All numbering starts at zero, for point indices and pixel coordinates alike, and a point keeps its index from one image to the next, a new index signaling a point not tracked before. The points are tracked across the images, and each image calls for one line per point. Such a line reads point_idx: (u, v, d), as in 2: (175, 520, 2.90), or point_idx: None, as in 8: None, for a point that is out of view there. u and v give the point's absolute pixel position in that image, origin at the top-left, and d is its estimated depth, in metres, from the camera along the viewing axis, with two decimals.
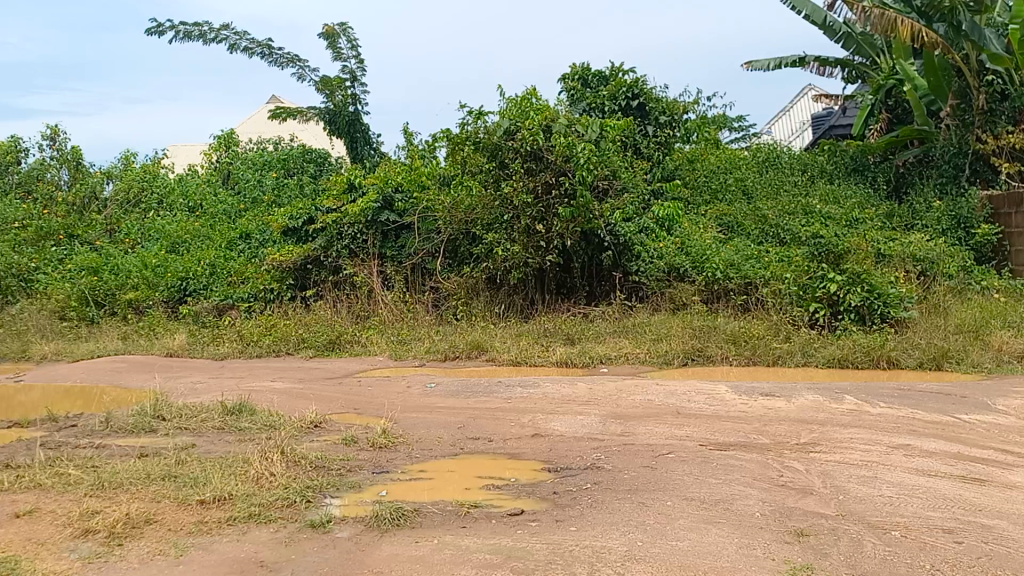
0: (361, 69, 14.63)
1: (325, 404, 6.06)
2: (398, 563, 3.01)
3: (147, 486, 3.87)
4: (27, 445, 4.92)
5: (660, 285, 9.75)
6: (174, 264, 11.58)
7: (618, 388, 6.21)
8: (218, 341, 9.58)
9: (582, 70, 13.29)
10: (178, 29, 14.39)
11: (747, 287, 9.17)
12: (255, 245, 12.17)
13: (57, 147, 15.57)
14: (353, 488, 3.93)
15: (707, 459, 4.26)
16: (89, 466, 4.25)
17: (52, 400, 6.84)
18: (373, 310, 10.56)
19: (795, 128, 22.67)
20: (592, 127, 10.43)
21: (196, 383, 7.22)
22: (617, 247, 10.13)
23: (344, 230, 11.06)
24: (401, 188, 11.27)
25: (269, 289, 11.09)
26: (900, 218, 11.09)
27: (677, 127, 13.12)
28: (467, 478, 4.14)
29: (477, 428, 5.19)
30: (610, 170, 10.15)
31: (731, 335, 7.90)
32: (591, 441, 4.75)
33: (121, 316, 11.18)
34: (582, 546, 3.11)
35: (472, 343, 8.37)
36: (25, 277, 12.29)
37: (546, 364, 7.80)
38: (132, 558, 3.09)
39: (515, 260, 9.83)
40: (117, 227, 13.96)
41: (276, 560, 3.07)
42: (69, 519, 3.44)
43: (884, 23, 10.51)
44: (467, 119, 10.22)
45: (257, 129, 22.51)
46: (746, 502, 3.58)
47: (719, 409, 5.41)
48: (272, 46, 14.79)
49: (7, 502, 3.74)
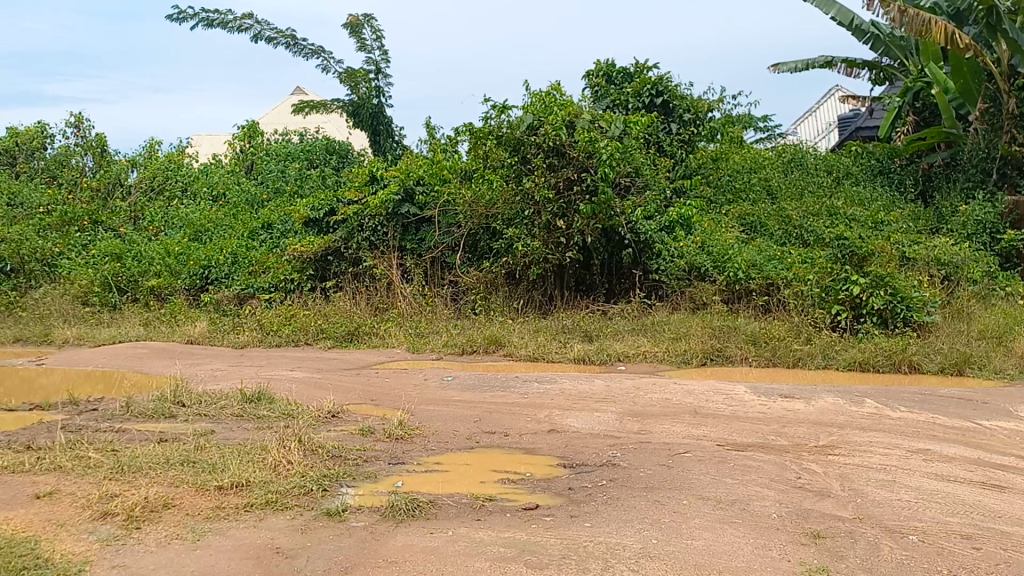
0: (384, 60, 14.59)
1: (342, 395, 6.08)
2: (411, 553, 3.02)
3: (165, 471, 3.90)
4: (48, 428, 4.97)
5: (680, 284, 9.79)
6: (196, 252, 11.68)
7: (635, 385, 6.19)
8: (238, 329, 9.64)
9: (607, 66, 13.17)
10: (199, 18, 14.43)
11: (768, 288, 9.15)
12: (277, 235, 12.17)
13: (83, 135, 15.70)
14: (368, 479, 3.95)
15: (724, 459, 4.24)
16: (108, 450, 4.29)
17: (73, 384, 6.91)
18: (392, 302, 10.57)
19: (822, 128, 22.50)
20: (615, 124, 10.35)
21: (216, 371, 7.28)
22: (638, 245, 10.01)
23: (365, 222, 11.10)
24: (422, 181, 11.22)
25: (290, 280, 11.16)
26: (925, 222, 11.02)
27: (701, 126, 13.01)
28: (482, 471, 4.14)
29: (493, 422, 5.20)
30: (632, 167, 10.12)
31: (751, 335, 7.86)
32: (607, 438, 4.74)
33: (144, 303, 11.29)
34: (596, 542, 3.10)
35: (490, 338, 8.38)
36: (48, 262, 12.38)
37: (563, 360, 7.80)
38: (149, 541, 3.12)
39: (535, 255, 9.78)
40: (141, 215, 14.09)
41: (291, 547, 3.08)
42: (88, 502, 3.48)
43: (919, 24, 10.37)
44: (490, 113, 10.24)
45: (281, 121, 22.52)
46: (763, 502, 3.56)
47: (737, 410, 5.39)
48: (296, 37, 14.82)
49: (28, 483, 3.78)
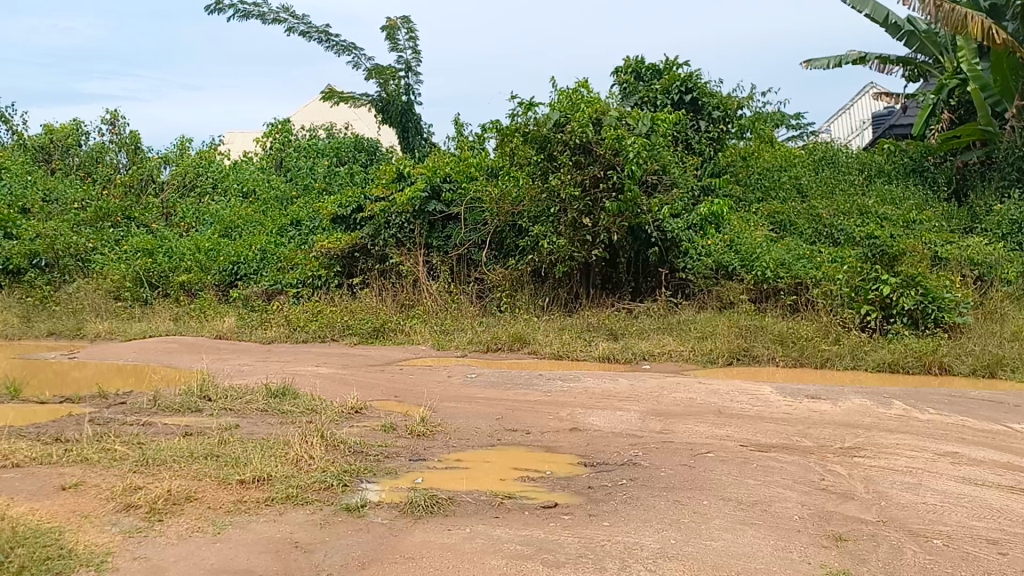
0: (416, 59, 14.63)
1: (366, 391, 6.11)
2: (429, 549, 3.02)
3: (190, 464, 3.94)
4: (76, 420, 5.04)
5: (708, 283, 9.71)
6: (226, 248, 11.80)
7: (660, 384, 6.14)
8: (265, 325, 9.74)
9: (636, 64, 13.01)
10: (237, 8, 14.58)
11: (797, 287, 9.06)
12: (306, 232, 12.26)
13: (117, 132, 15.91)
14: (388, 475, 3.96)
15: (747, 460, 4.19)
16: (135, 443, 4.35)
17: (104, 378, 7.01)
18: (418, 299, 10.57)
19: (856, 127, 22.16)
20: (643, 121, 10.22)
21: (242, 365, 7.34)
22: (664, 243, 9.98)
23: (392, 219, 11.21)
24: (450, 178, 11.21)
25: (317, 276, 11.24)
26: (959, 221, 10.83)
27: (731, 123, 12.83)
28: (502, 469, 4.14)
29: (515, 420, 5.19)
30: (660, 164, 10.04)
31: (778, 335, 7.78)
32: (629, 437, 4.71)
33: (175, 298, 11.44)
34: (614, 542, 3.08)
35: (515, 335, 8.38)
36: (82, 257, 12.55)
37: (588, 358, 7.79)
38: (171, 534, 3.15)
39: (561, 253, 9.73)
40: (173, 211, 14.34)
41: (310, 542, 3.10)
42: (112, 493, 3.52)
43: (955, 18, 10.20)
44: (517, 110, 10.21)
45: (312, 117, 22.63)
46: (785, 504, 3.51)
47: (762, 410, 5.33)
48: (329, 33, 14.91)
49: (55, 474, 3.85)
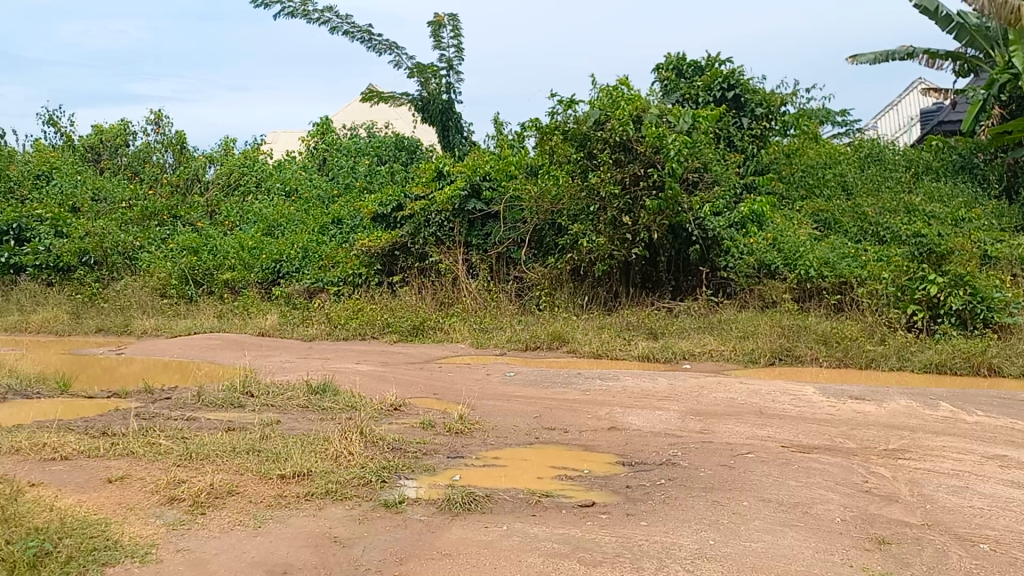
0: (458, 57, 14.68)
1: (405, 388, 6.14)
2: (466, 546, 3.03)
3: (232, 459, 4.01)
4: (122, 415, 5.14)
5: (749, 282, 9.60)
6: (269, 246, 11.94)
7: (699, 384, 6.09)
8: (306, 323, 9.84)
9: (677, 60, 12.87)
10: (284, 6, 14.76)
11: (841, 287, 8.92)
12: (346, 230, 12.37)
13: (162, 132, 16.22)
14: (426, 471, 3.98)
15: (788, 461, 4.13)
16: (179, 438, 4.42)
17: (150, 373, 7.16)
18: (457, 297, 10.60)
19: (904, 123, 21.72)
20: (684, 118, 10.09)
21: (284, 362, 7.44)
22: (706, 241, 9.87)
23: (432, 217, 11.25)
24: (489, 177, 11.28)
25: (358, 274, 11.33)
26: (1010, 219, 10.58)
27: (774, 120, 12.63)
28: (540, 467, 4.13)
29: (553, 418, 5.18)
30: (701, 162, 9.95)
31: (822, 335, 7.65)
32: (669, 437, 4.67)
33: (219, 295, 11.63)
34: (652, 541, 3.06)
35: (553, 334, 8.35)
36: (130, 255, 12.79)
37: (627, 357, 7.74)
38: (213, 527, 3.20)
39: (600, 252, 9.68)
40: (217, 210, 14.58)
41: (348, 537, 3.13)
42: (157, 487, 3.59)
43: (1007, 12, 9.94)
44: (557, 109, 10.20)
45: (353, 117, 22.82)
46: (827, 506, 3.46)
47: (805, 411, 5.25)
48: (372, 33, 15.02)
49: (102, 467, 3.93)
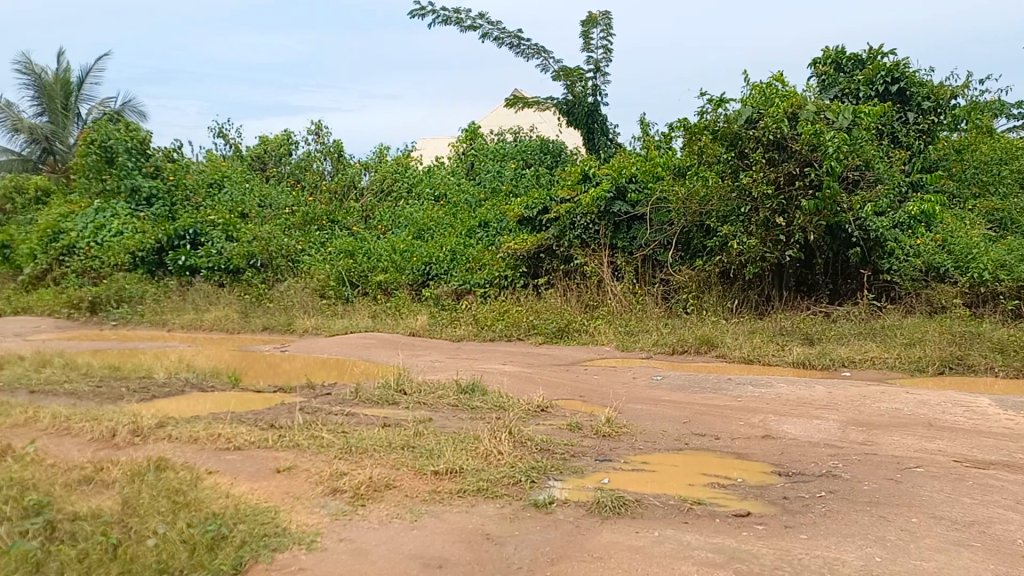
0: (606, 59, 14.65)
1: (552, 390, 6.19)
2: (618, 550, 3.02)
3: (388, 454, 4.16)
4: (288, 409, 5.45)
5: (915, 286, 9.09)
6: (419, 249, 12.32)
7: (860, 393, 5.80)
8: (454, 324, 10.08)
9: (836, 54, 12.27)
10: (438, 14, 15.21)
11: (1019, 291, 8.43)
12: (493, 233, 12.60)
13: (321, 141, 17.08)
14: (575, 473, 3.99)
15: (962, 476, 3.87)
16: (339, 432, 4.64)
17: (311, 370, 7.55)
18: (602, 300, 10.57)
19: None
20: (843, 114, 9.58)
21: (435, 362, 7.66)
22: (867, 243, 9.38)
23: (577, 220, 11.23)
24: (636, 178, 11.21)
25: (504, 277, 11.50)
26: None
27: (943, 114, 11.80)
28: (691, 474, 4.06)
29: (703, 424, 5.07)
30: (862, 159, 9.41)
31: (998, 343, 7.12)
32: (827, 448, 4.48)
33: (373, 296, 12.12)
34: (812, 555, 2.94)
35: (702, 338, 8.18)
36: (292, 257, 13.53)
37: (781, 363, 7.47)
38: (373, 519, 3.34)
39: (752, 254, 9.38)
40: (370, 214, 15.20)
41: (501, 534, 3.19)
42: (320, 478, 3.78)
43: None
44: (706, 108, 10.00)
45: (499, 122, 23.23)
46: (1007, 526, 3.21)
47: (979, 424, 4.90)
48: (521, 38, 15.23)
49: (271, 458, 4.18)
